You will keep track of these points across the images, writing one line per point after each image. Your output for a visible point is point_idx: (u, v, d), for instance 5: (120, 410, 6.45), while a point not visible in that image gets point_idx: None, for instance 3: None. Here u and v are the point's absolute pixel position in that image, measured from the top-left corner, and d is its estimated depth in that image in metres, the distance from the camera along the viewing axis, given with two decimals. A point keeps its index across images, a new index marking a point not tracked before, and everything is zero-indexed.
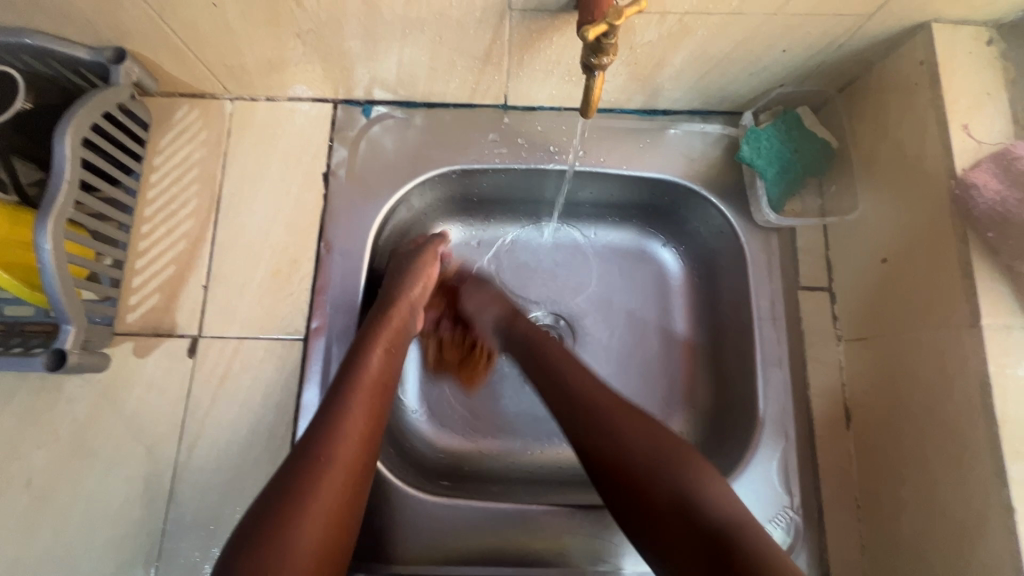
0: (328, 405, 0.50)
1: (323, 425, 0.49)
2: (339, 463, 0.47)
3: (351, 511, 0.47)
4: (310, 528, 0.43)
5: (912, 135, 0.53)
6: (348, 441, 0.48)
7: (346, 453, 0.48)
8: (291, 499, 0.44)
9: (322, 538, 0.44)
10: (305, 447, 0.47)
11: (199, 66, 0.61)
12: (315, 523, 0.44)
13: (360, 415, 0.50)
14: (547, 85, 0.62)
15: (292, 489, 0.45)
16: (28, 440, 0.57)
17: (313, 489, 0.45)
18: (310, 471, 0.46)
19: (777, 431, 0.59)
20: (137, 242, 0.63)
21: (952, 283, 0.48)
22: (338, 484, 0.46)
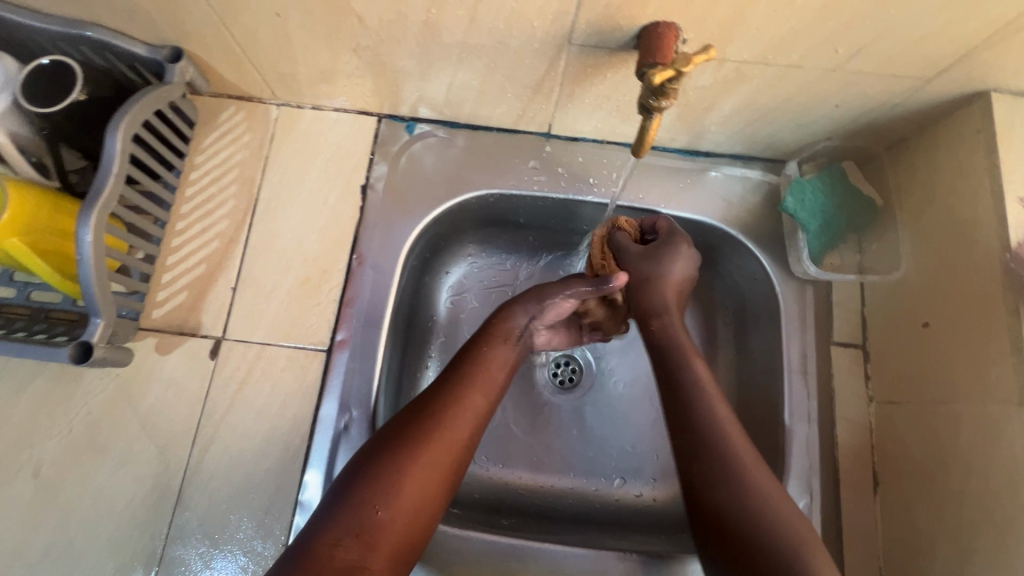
0: (423, 406, 0.51)
1: (445, 392, 0.52)
2: (451, 431, 0.49)
3: (450, 483, 0.49)
4: (410, 485, 0.46)
5: (963, 202, 0.52)
6: (464, 413, 0.51)
7: (459, 424, 0.50)
8: (400, 449, 0.47)
9: (418, 498, 0.46)
10: (425, 402, 0.51)
11: (251, 70, 0.61)
12: (417, 480, 0.46)
13: (479, 392, 0.53)
14: (593, 117, 0.62)
15: (405, 439, 0.48)
16: (41, 429, 0.56)
17: (423, 446, 0.48)
18: (424, 426, 0.49)
19: (801, 489, 0.58)
20: (171, 238, 0.62)
21: (1001, 358, 0.47)
22: (447, 450, 0.49)
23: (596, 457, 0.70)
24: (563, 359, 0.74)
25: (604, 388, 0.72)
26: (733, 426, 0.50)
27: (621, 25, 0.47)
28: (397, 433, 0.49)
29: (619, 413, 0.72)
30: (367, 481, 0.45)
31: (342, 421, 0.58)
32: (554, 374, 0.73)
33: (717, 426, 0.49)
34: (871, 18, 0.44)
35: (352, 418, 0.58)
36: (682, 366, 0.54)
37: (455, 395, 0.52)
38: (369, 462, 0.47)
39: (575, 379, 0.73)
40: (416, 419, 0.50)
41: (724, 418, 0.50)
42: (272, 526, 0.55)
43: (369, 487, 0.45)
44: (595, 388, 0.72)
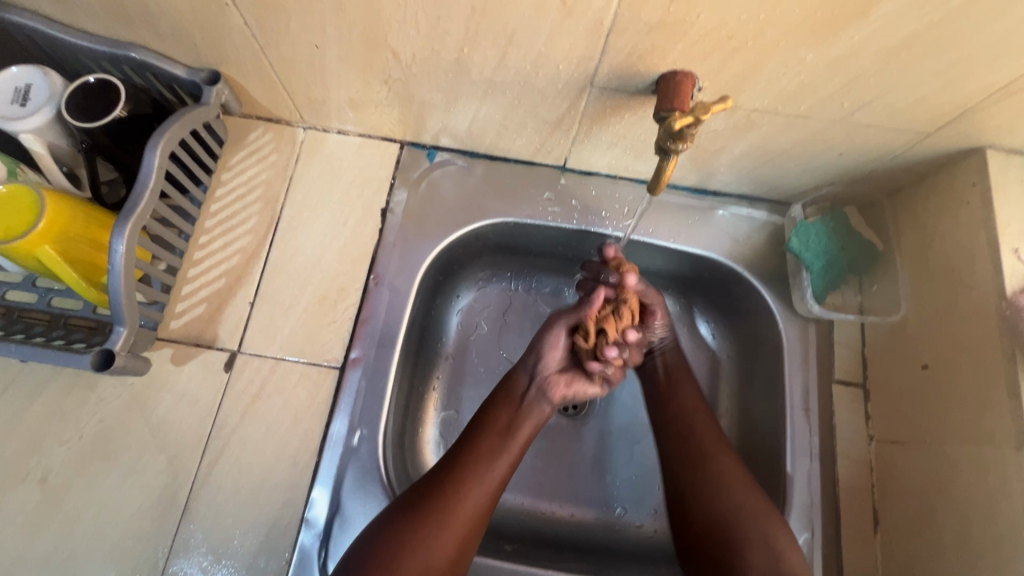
0: (435, 480, 0.52)
1: (451, 467, 0.53)
2: (466, 504, 0.51)
3: (453, 562, 0.50)
4: (429, 554, 0.48)
5: (960, 250, 0.55)
6: (478, 484, 0.52)
7: (475, 495, 0.52)
8: (415, 521, 0.49)
9: (438, 566, 0.49)
10: (439, 472, 0.53)
11: (283, 95, 0.64)
12: (435, 553, 0.49)
13: (495, 466, 0.54)
14: (608, 154, 0.65)
15: (410, 517, 0.50)
16: (51, 435, 0.56)
17: (436, 517, 0.50)
18: (441, 498, 0.51)
19: (804, 525, 0.58)
20: (193, 251, 0.64)
21: (999, 402, 0.48)
22: (462, 523, 0.50)
23: (598, 485, 0.70)
24: None
25: (607, 418, 0.73)
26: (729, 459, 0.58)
27: (641, 71, 0.50)
28: (415, 505, 0.51)
29: (623, 443, 0.72)
30: (388, 550, 0.48)
31: (352, 439, 0.59)
32: None
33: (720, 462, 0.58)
34: (875, 77, 0.47)
35: (361, 436, 0.59)
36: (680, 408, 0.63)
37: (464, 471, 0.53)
38: (389, 533, 0.49)
39: (578, 406, 0.74)
40: (424, 495, 0.51)
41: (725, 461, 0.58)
42: (276, 543, 0.55)
43: (392, 558, 0.48)
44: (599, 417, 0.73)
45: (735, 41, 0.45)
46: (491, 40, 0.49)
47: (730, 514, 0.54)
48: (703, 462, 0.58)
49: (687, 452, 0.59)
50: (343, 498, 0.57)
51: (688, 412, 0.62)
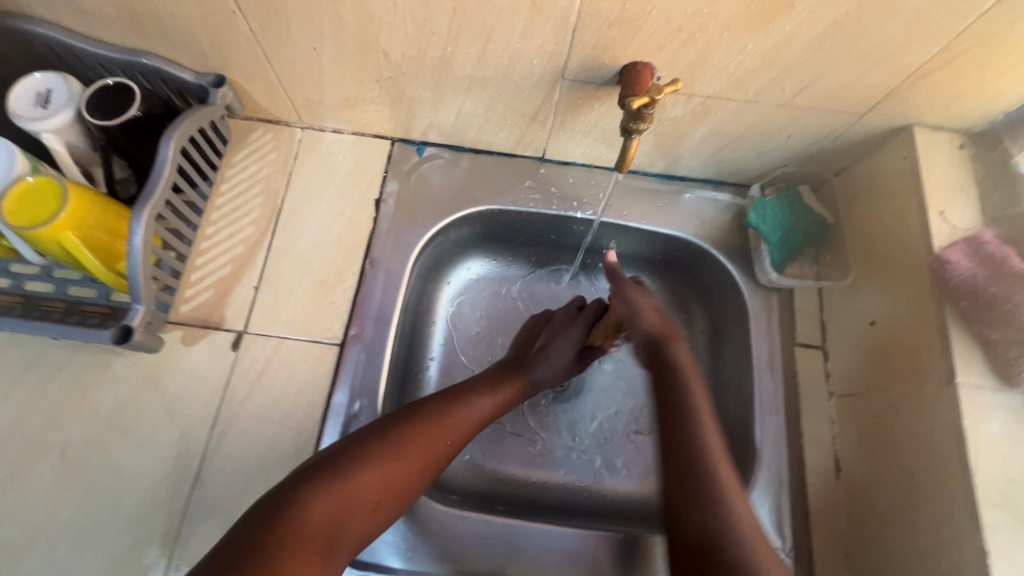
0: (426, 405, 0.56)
1: (444, 399, 0.58)
2: (425, 445, 0.53)
3: (418, 480, 0.52)
4: (374, 478, 0.49)
5: (897, 216, 0.61)
6: (446, 429, 0.55)
7: (437, 439, 0.54)
8: (376, 443, 0.51)
9: (376, 491, 0.49)
10: (410, 409, 0.56)
11: (283, 97, 0.69)
12: (381, 475, 0.49)
13: (462, 422, 0.57)
14: (582, 143, 0.71)
15: (395, 425, 0.53)
16: (70, 412, 0.60)
17: (398, 445, 0.52)
18: (407, 431, 0.53)
19: (772, 473, 0.63)
20: (200, 241, 0.69)
21: (932, 345, 0.54)
22: (418, 457, 0.52)
23: (585, 453, 0.75)
24: None
25: (585, 393, 0.78)
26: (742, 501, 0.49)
27: (605, 63, 0.57)
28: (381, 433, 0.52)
29: (605, 414, 0.77)
30: (340, 462, 0.48)
31: (353, 408, 0.63)
32: None
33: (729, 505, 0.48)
34: (807, 63, 0.54)
35: (361, 406, 0.63)
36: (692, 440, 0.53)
37: (456, 407, 0.58)
38: (356, 446, 0.50)
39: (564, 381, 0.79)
40: (415, 412, 0.55)
41: (740, 506, 0.48)
42: None
43: (354, 467, 0.48)
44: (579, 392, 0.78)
45: (684, 34, 0.52)
46: (471, 38, 0.55)
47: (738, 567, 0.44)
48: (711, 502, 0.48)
49: (697, 494, 0.49)
50: None
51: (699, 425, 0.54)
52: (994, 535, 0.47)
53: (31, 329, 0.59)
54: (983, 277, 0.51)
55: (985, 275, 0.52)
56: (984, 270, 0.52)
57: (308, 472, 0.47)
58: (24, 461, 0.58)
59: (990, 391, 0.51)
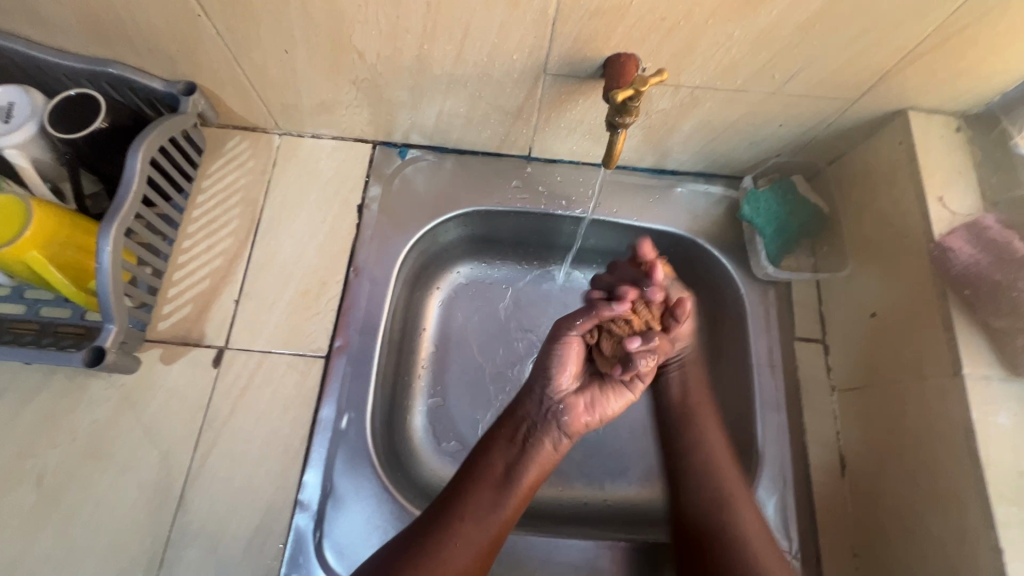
0: (421, 529, 0.51)
1: (437, 512, 0.52)
2: (519, 488, 0.54)
3: None
4: (470, 544, 0.51)
5: (895, 204, 0.59)
6: (501, 495, 0.53)
7: (486, 512, 0.52)
8: (452, 514, 0.52)
9: (479, 550, 0.51)
10: (473, 463, 0.55)
11: (257, 102, 0.67)
12: (469, 551, 0.50)
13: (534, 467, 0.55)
14: (569, 140, 0.69)
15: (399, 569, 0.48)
16: (46, 438, 0.58)
17: (474, 510, 0.52)
18: (461, 500, 0.52)
19: (775, 473, 0.61)
20: (177, 255, 0.66)
21: (937, 336, 0.52)
22: (487, 522, 0.52)
23: (584, 459, 0.73)
24: None
25: None
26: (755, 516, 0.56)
27: (588, 56, 0.55)
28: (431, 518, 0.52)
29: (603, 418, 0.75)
30: (427, 547, 0.49)
31: (340, 422, 0.61)
32: None
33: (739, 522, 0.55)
34: (797, 48, 0.52)
35: (349, 419, 0.61)
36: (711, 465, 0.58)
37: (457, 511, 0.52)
38: None
39: None
40: (414, 542, 0.50)
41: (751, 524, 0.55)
42: (271, 527, 0.57)
43: None
44: None
45: (668, 22, 0.50)
46: (448, 35, 0.53)
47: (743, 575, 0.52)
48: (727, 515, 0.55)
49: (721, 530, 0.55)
50: (335, 479, 0.59)
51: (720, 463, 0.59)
52: (1008, 532, 0.45)
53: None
54: (987, 264, 0.50)
55: (988, 261, 0.50)
56: (988, 256, 0.50)
57: None
58: None
59: (998, 381, 0.49)
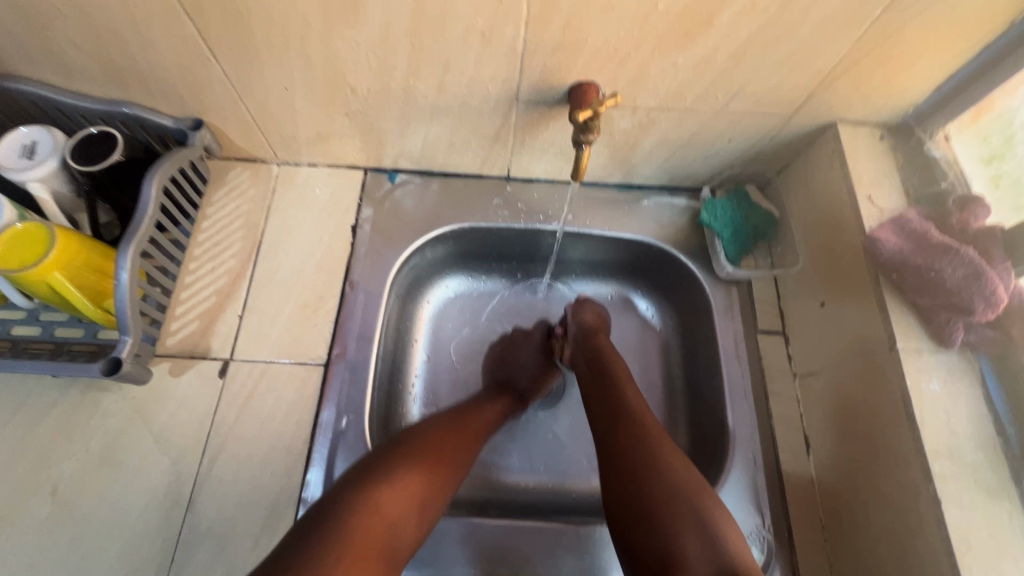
0: (447, 424, 0.61)
1: (454, 422, 0.62)
2: (442, 451, 0.57)
3: (410, 517, 0.50)
4: (403, 490, 0.50)
5: (833, 204, 0.67)
6: (460, 449, 0.59)
7: (453, 458, 0.57)
8: (394, 457, 0.53)
9: (409, 501, 0.50)
10: (421, 429, 0.58)
11: (259, 136, 0.74)
12: (441, 469, 0.55)
13: (456, 438, 0.59)
14: (543, 160, 0.77)
15: (419, 443, 0.56)
16: (60, 450, 0.61)
17: (421, 457, 0.54)
18: (452, 435, 0.60)
19: (745, 455, 0.66)
20: (184, 276, 0.71)
21: (874, 316, 0.58)
22: (428, 472, 0.53)
23: (571, 456, 0.77)
24: None
25: (588, 399, 0.81)
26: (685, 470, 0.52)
27: (554, 84, 0.62)
28: (377, 454, 0.54)
29: (585, 419, 0.80)
30: (357, 482, 0.49)
31: (340, 424, 0.65)
32: None
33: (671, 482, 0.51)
34: (733, 72, 0.60)
35: (348, 421, 0.66)
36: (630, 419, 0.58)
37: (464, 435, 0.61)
38: (381, 463, 0.52)
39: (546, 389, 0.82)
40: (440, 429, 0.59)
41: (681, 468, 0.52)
42: (276, 524, 0.60)
43: (375, 482, 0.49)
44: (580, 398, 0.81)
45: (620, 53, 0.57)
46: (430, 69, 0.61)
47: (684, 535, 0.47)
48: (663, 471, 0.51)
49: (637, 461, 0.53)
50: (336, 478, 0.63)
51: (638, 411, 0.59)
52: (944, 485, 0.50)
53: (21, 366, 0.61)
54: (909, 250, 0.56)
55: (910, 249, 0.56)
56: (909, 244, 0.57)
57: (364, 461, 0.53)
58: (14, 501, 0.59)
59: (929, 353, 0.55)
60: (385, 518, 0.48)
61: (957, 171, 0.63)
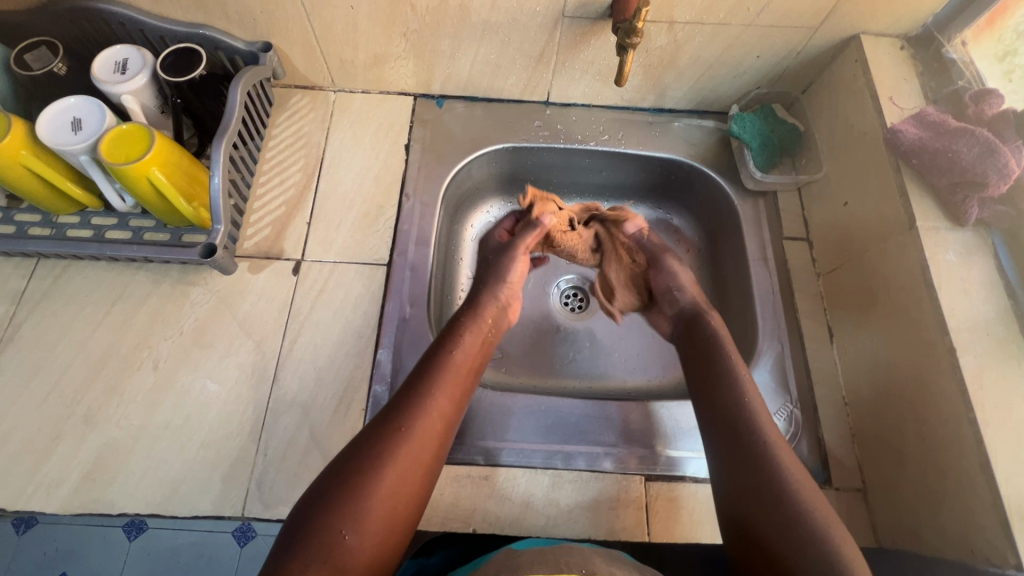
0: (415, 384, 0.57)
1: (414, 386, 0.57)
2: (423, 436, 0.53)
3: (404, 510, 0.51)
4: (377, 508, 0.49)
5: (855, 109, 0.72)
6: (429, 416, 0.55)
7: (425, 430, 0.54)
8: (369, 466, 0.50)
9: (383, 515, 0.49)
10: (395, 417, 0.54)
11: (320, 61, 0.80)
12: (416, 447, 0.52)
13: (437, 408, 0.56)
14: (582, 83, 0.82)
15: (380, 435, 0.52)
16: (157, 332, 0.69)
17: (396, 461, 0.51)
18: (416, 399, 0.55)
19: (773, 341, 0.72)
20: (256, 187, 0.78)
21: (894, 203, 0.64)
22: (417, 456, 0.52)
23: (608, 359, 0.83)
24: (572, 291, 0.89)
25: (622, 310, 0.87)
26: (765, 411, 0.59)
27: None
28: (351, 453, 0.51)
29: (620, 327, 0.86)
30: (338, 499, 0.48)
31: (404, 315, 0.72)
32: (565, 302, 0.88)
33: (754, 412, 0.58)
34: None
35: (409, 313, 0.72)
36: (768, 453, 0.55)
37: (439, 382, 0.57)
38: (345, 474, 0.49)
39: (583, 305, 0.88)
40: (402, 400, 0.55)
41: (788, 463, 0.54)
42: (352, 397, 0.67)
43: (348, 497, 0.48)
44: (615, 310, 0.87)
45: None
46: None
47: (801, 497, 0.52)
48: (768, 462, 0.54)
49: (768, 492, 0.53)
50: (401, 360, 0.69)
51: (760, 425, 0.57)
52: (959, 336, 0.56)
53: (128, 249, 0.69)
54: (928, 138, 0.62)
55: (930, 137, 0.62)
56: (928, 134, 0.62)
57: (330, 475, 0.50)
58: (121, 373, 0.66)
59: (944, 230, 0.61)
60: (367, 531, 0.47)
61: (972, 72, 0.68)
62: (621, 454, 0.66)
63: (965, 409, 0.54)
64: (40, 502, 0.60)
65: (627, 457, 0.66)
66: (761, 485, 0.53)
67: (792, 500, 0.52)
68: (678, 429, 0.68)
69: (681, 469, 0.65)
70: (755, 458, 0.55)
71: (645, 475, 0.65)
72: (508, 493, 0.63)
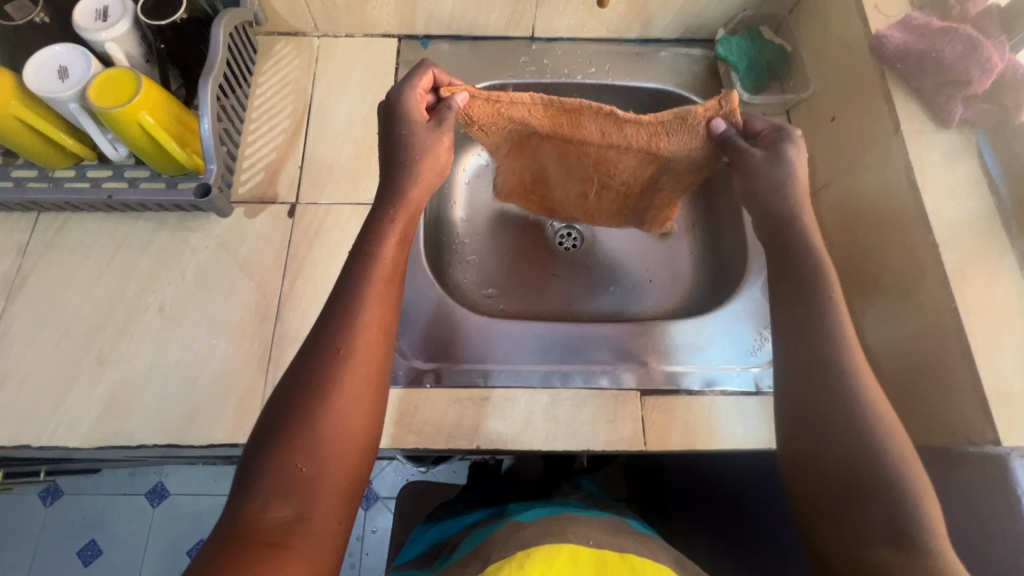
0: (342, 290, 0.50)
1: (336, 301, 0.49)
2: (364, 353, 0.47)
3: (365, 435, 0.46)
4: (331, 438, 0.43)
5: (841, 21, 0.71)
6: (367, 332, 0.48)
7: (364, 347, 0.47)
8: (311, 396, 0.44)
9: (340, 443, 0.44)
10: (326, 338, 0.47)
11: (302, 4, 0.80)
12: (361, 370, 0.46)
13: (371, 321, 0.49)
14: (566, 14, 0.82)
15: (318, 363, 0.45)
16: (162, 278, 0.70)
17: (342, 386, 0.45)
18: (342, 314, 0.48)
19: (762, 261, 0.74)
20: (246, 134, 0.79)
21: (879, 109, 0.65)
22: (365, 377, 0.46)
23: (605, 291, 0.84)
24: (566, 231, 0.89)
25: (614, 244, 0.87)
26: (885, 377, 0.49)
27: None
28: (288, 385, 0.45)
29: (615, 261, 0.86)
30: (280, 435, 0.43)
31: None
32: (559, 241, 0.88)
33: (867, 363, 0.50)
34: None
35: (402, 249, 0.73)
36: (859, 402, 0.48)
37: (369, 286, 0.50)
38: (284, 410, 0.44)
39: (578, 243, 0.88)
40: (328, 317, 0.48)
41: (890, 415, 0.47)
42: None
43: (293, 433, 0.42)
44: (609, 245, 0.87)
45: None
46: None
47: (900, 451, 0.45)
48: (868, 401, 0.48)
49: (868, 447, 0.46)
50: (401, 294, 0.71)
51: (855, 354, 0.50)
52: (942, 232, 0.57)
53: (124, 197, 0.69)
54: (911, 41, 0.62)
55: (913, 40, 0.62)
56: (912, 37, 0.63)
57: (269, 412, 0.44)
58: (129, 316, 0.68)
59: (928, 131, 0.62)
60: (327, 463, 0.43)
61: None
62: (617, 371, 0.68)
63: (946, 301, 0.55)
64: (63, 438, 0.63)
65: (623, 373, 0.68)
66: (864, 440, 0.46)
67: (892, 458, 0.45)
68: (674, 344, 0.70)
69: (677, 383, 0.68)
70: (858, 395, 0.48)
71: (640, 390, 0.67)
72: (508, 412, 0.66)
